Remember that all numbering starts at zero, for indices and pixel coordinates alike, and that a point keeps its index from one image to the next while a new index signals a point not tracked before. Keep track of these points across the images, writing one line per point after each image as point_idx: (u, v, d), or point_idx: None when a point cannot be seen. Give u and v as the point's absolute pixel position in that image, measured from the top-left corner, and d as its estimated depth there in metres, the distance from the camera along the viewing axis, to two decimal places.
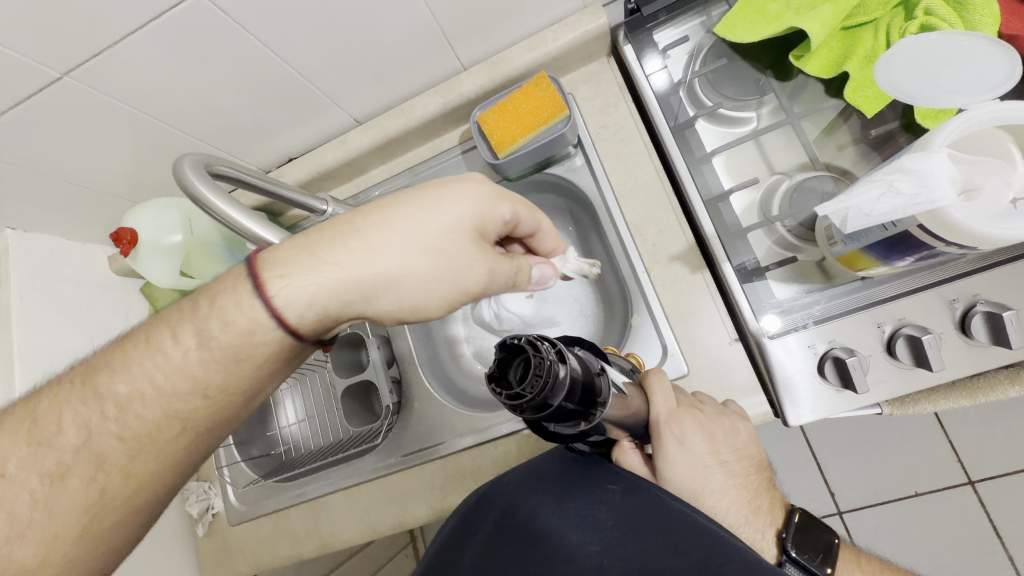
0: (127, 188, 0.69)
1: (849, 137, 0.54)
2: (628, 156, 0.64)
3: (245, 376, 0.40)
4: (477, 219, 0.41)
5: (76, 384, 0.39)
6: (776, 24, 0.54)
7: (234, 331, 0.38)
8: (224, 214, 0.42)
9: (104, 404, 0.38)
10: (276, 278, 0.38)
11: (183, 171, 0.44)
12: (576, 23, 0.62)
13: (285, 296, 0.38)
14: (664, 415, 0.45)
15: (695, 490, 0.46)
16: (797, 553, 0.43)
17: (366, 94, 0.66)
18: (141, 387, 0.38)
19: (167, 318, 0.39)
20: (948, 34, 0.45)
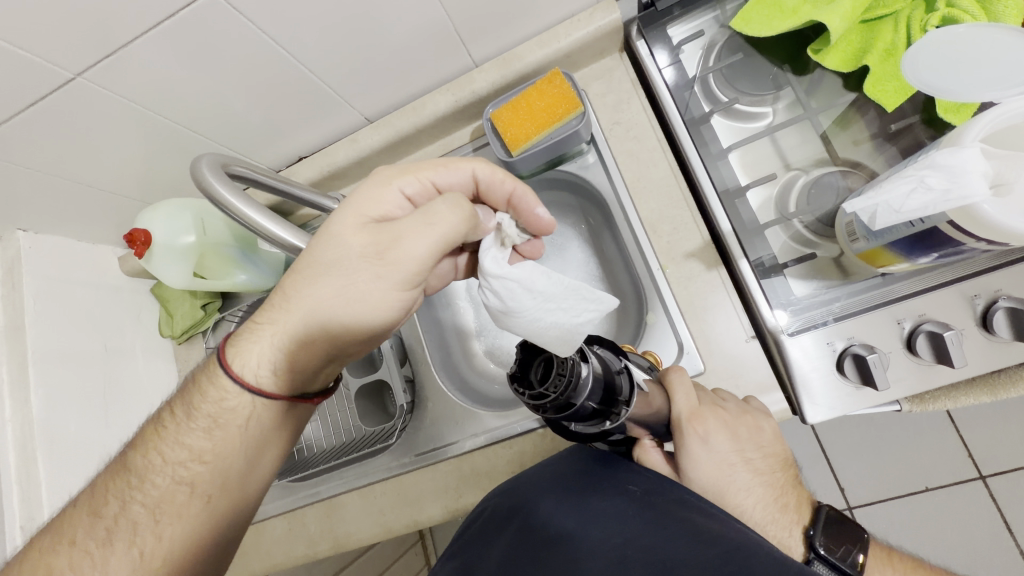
0: (136, 189, 0.69)
1: (865, 132, 0.53)
2: (642, 152, 0.63)
3: (239, 431, 0.45)
4: (373, 211, 0.44)
5: (112, 471, 0.45)
6: (794, 18, 0.53)
7: (213, 398, 0.45)
8: (243, 215, 0.42)
9: (135, 477, 0.44)
10: (238, 355, 0.45)
11: (201, 171, 0.43)
12: (588, 19, 0.61)
13: (245, 363, 0.45)
14: (686, 413, 0.46)
15: (721, 488, 0.45)
16: (825, 551, 0.42)
17: (376, 92, 0.66)
18: (161, 457, 0.44)
19: (173, 404, 0.47)
20: (974, 28, 0.44)
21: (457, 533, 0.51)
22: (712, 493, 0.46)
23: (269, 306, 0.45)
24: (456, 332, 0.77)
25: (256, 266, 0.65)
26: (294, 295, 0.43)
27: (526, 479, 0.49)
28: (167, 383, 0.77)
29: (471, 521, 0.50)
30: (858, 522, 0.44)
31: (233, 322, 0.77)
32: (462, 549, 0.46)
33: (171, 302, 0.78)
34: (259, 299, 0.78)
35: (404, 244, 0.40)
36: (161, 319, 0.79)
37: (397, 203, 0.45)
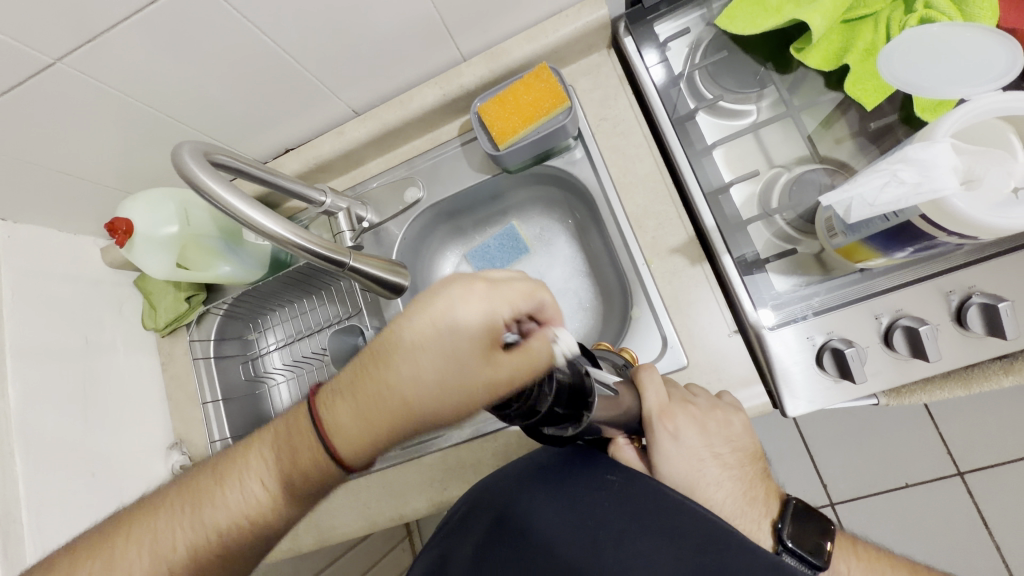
0: (117, 178, 0.68)
1: (847, 130, 0.54)
2: (629, 148, 0.64)
3: (308, 497, 0.41)
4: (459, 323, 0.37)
5: (185, 509, 0.40)
6: (777, 16, 0.53)
7: (281, 460, 0.40)
8: (234, 208, 0.40)
9: (198, 527, 0.40)
10: (340, 446, 0.38)
11: (182, 159, 0.40)
12: (576, 14, 0.61)
13: (342, 434, 0.38)
14: (656, 410, 0.46)
15: (691, 483, 0.46)
16: (793, 544, 0.43)
17: (364, 84, 0.65)
18: (234, 520, 0.40)
19: (265, 457, 0.41)
20: (949, 28, 0.45)
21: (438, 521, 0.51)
22: (682, 484, 0.47)
23: (369, 376, 0.38)
24: None
25: (240, 258, 0.65)
26: (408, 374, 0.37)
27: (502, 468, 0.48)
28: (150, 376, 0.77)
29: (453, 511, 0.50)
30: (826, 516, 0.44)
31: (218, 315, 0.78)
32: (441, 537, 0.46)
33: (153, 295, 0.78)
34: (244, 293, 0.77)
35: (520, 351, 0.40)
36: (143, 312, 0.79)
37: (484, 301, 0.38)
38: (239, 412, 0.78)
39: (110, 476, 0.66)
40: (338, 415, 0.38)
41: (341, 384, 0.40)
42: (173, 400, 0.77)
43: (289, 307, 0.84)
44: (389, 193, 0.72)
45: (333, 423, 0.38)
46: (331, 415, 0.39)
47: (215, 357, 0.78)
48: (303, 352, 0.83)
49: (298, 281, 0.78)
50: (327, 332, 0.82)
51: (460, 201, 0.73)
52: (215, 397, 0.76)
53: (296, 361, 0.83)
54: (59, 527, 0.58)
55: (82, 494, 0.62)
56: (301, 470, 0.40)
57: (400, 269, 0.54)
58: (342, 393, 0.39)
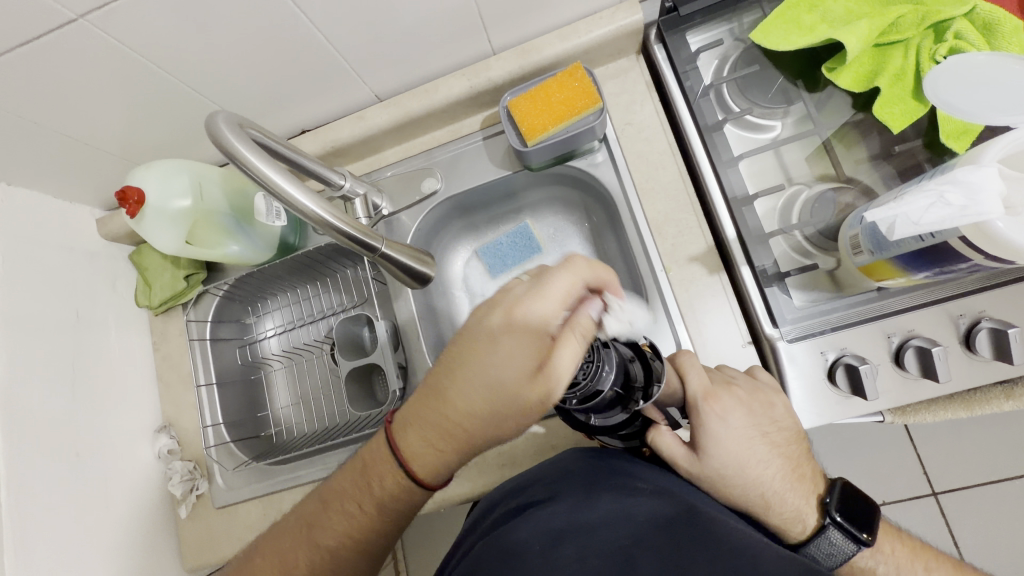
0: (123, 147, 0.65)
1: (867, 153, 0.55)
2: (652, 155, 0.64)
3: (400, 509, 0.46)
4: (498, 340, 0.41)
5: (288, 535, 0.48)
6: (812, 35, 0.54)
7: (366, 474, 0.46)
8: (270, 180, 0.38)
9: (305, 543, 0.46)
10: (416, 461, 0.44)
11: (217, 129, 0.38)
12: (610, 17, 0.61)
13: (421, 461, 0.44)
14: (701, 394, 0.46)
15: (741, 461, 0.45)
16: (842, 518, 0.46)
17: (390, 70, 0.64)
18: (340, 535, 0.46)
19: (349, 477, 0.47)
20: (993, 56, 0.47)
21: (478, 516, 0.52)
22: (732, 466, 0.45)
23: (448, 435, 0.43)
24: (450, 322, 0.76)
25: (251, 239, 0.63)
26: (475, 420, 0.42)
27: (538, 477, 0.50)
28: (141, 355, 0.74)
29: (492, 507, 0.50)
30: (875, 504, 0.47)
31: (217, 296, 0.75)
32: (484, 529, 0.47)
33: (149, 271, 0.75)
34: (247, 275, 0.75)
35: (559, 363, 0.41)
36: (137, 288, 0.76)
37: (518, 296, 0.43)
38: (233, 398, 0.76)
39: (97, 457, 0.63)
40: (420, 453, 0.44)
41: (413, 420, 0.45)
42: (165, 381, 0.75)
43: (291, 292, 0.82)
44: (405, 183, 0.71)
45: (423, 443, 0.44)
46: (421, 438, 0.44)
47: (211, 339, 0.75)
48: (302, 339, 0.81)
49: (304, 266, 0.76)
50: (329, 320, 0.80)
51: (476, 195, 0.72)
52: (210, 380, 0.73)
53: (294, 348, 0.81)
54: (42, 509, 0.55)
55: (67, 475, 0.59)
56: (384, 481, 0.46)
57: (423, 258, 0.53)
58: (408, 427, 0.45)
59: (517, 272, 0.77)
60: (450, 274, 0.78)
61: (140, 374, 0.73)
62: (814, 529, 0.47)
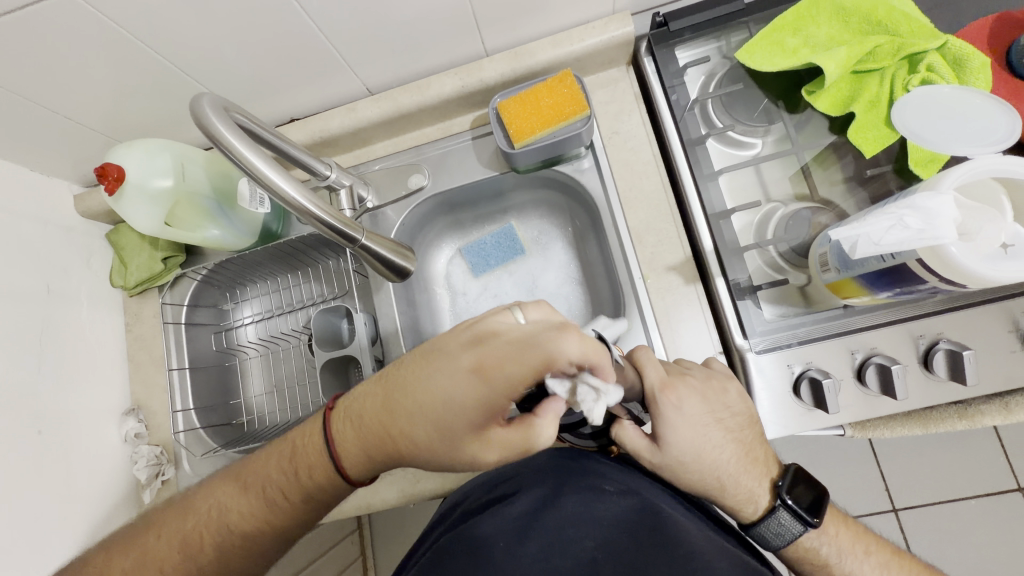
0: (106, 124, 0.64)
1: (842, 175, 0.57)
2: (637, 164, 0.65)
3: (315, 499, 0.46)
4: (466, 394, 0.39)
5: (194, 508, 0.47)
6: (794, 58, 0.56)
7: (292, 459, 0.46)
8: (254, 166, 0.39)
9: (211, 517, 0.46)
10: (343, 451, 0.44)
11: (203, 112, 0.38)
12: (603, 27, 0.63)
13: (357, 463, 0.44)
14: (659, 384, 0.45)
15: (699, 448, 0.45)
16: (792, 500, 0.47)
17: (383, 64, 0.64)
18: (248, 514, 0.45)
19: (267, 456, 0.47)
20: (959, 91, 0.49)
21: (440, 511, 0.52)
22: (691, 455, 0.45)
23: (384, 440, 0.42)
24: (430, 318, 0.76)
25: (231, 222, 0.62)
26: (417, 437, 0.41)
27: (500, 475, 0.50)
28: (113, 335, 0.73)
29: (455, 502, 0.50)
30: (823, 487, 0.48)
31: (195, 280, 0.75)
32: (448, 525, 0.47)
33: (126, 250, 0.74)
34: (227, 261, 0.74)
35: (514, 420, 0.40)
36: (112, 267, 0.75)
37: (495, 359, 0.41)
38: (205, 384, 0.75)
39: (60, 437, 0.62)
40: (348, 445, 0.44)
41: (352, 411, 0.44)
42: (136, 363, 0.74)
43: (271, 280, 0.82)
44: (392, 178, 0.71)
45: (354, 438, 0.43)
46: (353, 434, 0.43)
47: (185, 323, 0.74)
48: (279, 328, 0.80)
49: (286, 255, 0.76)
50: (308, 311, 0.80)
51: (463, 194, 0.72)
52: (182, 365, 0.72)
53: (271, 336, 0.80)
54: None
55: (28, 454, 0.58)
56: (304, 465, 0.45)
57: (405, 253, 0.53)
58: (349, 420, 0.44)
59: (500, 272, 0.77)
60: (433, 270, 0.79)
61: (110, 355, 0.72)
62: (765, 510, 0.48)
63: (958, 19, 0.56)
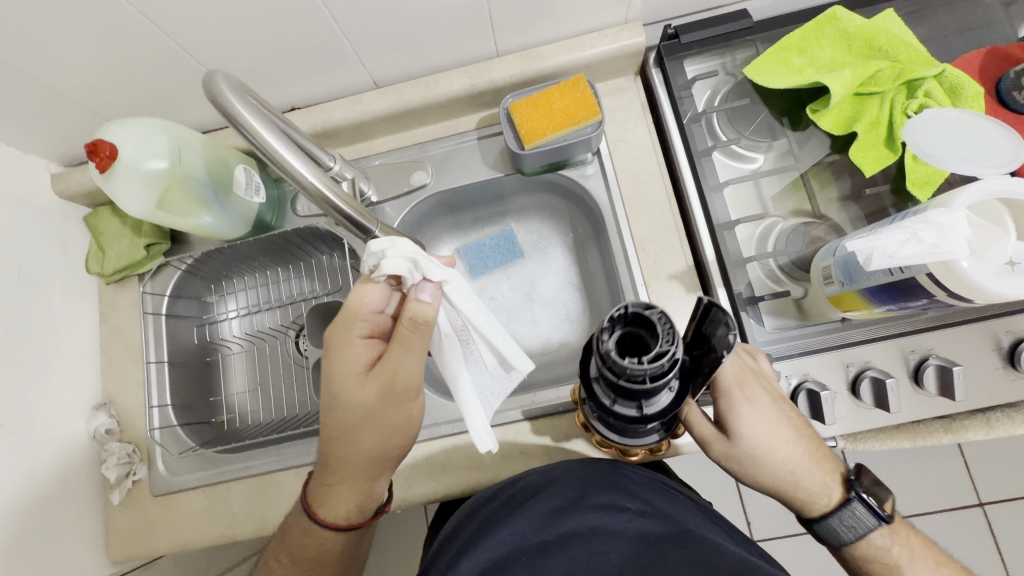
0: (94, 101, 0.61)
1: (838, 194, 0.59)
2: (641, 173, 0.66)
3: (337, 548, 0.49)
4: (354, 395, 0.43)
5: None
6: (800, 77, 0.58)
7: (300, 542, 0.48)
8: (269, 146, 0.37)
9: None
10: (327, 514, 0.47)
11: (219, 91, 0.36)
12: (615, 36, 0.63)
13: (341, 508, 0.47)
14: (735, 379, 0.47)
15: (771, 445, 0.46)
16: (865, 492, 0.47)
17: (391, 57, 0.63)
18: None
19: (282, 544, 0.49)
20: (968, 114, 0.51)
21: (460, 517, 0.51)
22: (762, 449, 0.46)
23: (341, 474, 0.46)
24: None
25: (224, 211, 0.59)
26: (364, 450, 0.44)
27: (516, 485, 0.49)
28: (86, 324, 0.69)
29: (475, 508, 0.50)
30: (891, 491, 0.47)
31: (179, 269, 0.71)
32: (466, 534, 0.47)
33: (105, 236, 0.71)
34: (214, 251, 0.71)
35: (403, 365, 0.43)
36: (89, 252, 0.71)
37: (367, 347, 0.45)
38: (185, 379, 0.71)
39: (24, 431, 0.58)
40: (335, 499, 0.46)
41: (320, 482, 0.47)
42: (109, 355, 0.70)
43: (259, 274, 0.79)
44: (393, 174, 0.70)
45: (332, 493, 0.46)
46: (331, 493, 0.46)
47: (166, 315, 0.70)
48: (266, 324, 0.77)
49: (277, 248, 0.74)
50: (298, 306, 0.77)
51: (465, 193, 0.71)
52: (161, 358, 0.69)
53: (258, 331, 0.77)
54: None
55: None
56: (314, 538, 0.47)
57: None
58: (320, 497, 0.47)
59: (498, 276, 0.76)
60: None
61: (82, 345, 0.67)
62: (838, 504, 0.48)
63: (950, 50, 0.59)
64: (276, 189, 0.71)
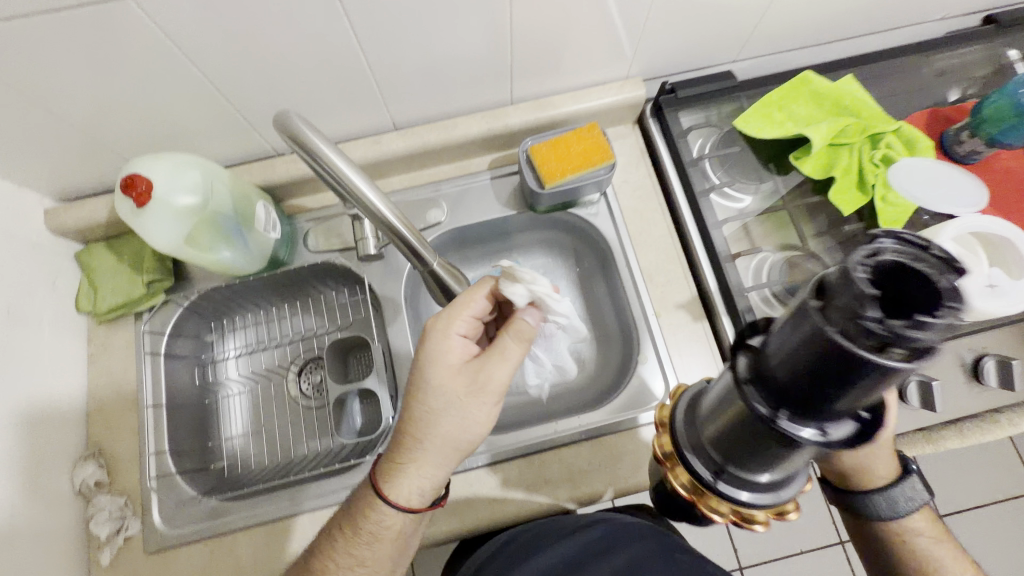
0: (106, 136, 0.60)
1: (817, 231, 0.66)
2: (644, 211, 0.71)
3: (393, 540, 0.48)
4: (445, 378, 0.47)
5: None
6: (784, 129, 0.66)
7: (364, 523, 0.47)
8: (346, 177, 0.39)
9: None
10: (402, 495, 0.47)
11: (296, 128, 0.38)
12: (619, 89, 0.70)
13: (409, 489, 0.47)
14: None
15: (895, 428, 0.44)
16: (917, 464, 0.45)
17: (414, 100, 0.67)
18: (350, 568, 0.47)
19: (341, 525, 0.48)
20: (938, 163, 0.62)
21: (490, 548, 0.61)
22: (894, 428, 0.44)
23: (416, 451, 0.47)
24: None
25: (246, 246, 0.59)
26: (444, 427, 0.47)
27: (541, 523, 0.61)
28: (73, 365, 0.64)
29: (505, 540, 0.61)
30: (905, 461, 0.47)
31: (180, 307, 0.69)
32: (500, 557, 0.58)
33: (97, 272, 0.67)
34: (219, 289, 0.69)
35: (496, 365, 0.48)
36: (77, 290, 0.67)
37: (464, 344, 0.49)
38: (183, 424, 0.67)
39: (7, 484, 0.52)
40: (410, 476, 0.47)
41: (392, 456, 0.48)
42: (98, 398, 0.65)
43: (261, 311, 0.76)
44: (409, 212, 0.72)
45: (403, 470, 0.47)
46: (403, 468, 0.47)
47: (165, 354, 0.67)
48: (267, 363, 0.75)
49: (286, 284, 0.72)
50: (300, 345, 0.75)
51: (479, 229, 0.74)
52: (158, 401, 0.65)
53: (256, 372, 0.74)
54: None
55: None
56: (375, 518, 0.47)
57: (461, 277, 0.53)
58: (393, 474, 0.47)
59: None
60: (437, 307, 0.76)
61: (68, 388, 0.63)
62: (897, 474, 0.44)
63: (899, 111, 0.70)
64: (288, 226, 0.71)
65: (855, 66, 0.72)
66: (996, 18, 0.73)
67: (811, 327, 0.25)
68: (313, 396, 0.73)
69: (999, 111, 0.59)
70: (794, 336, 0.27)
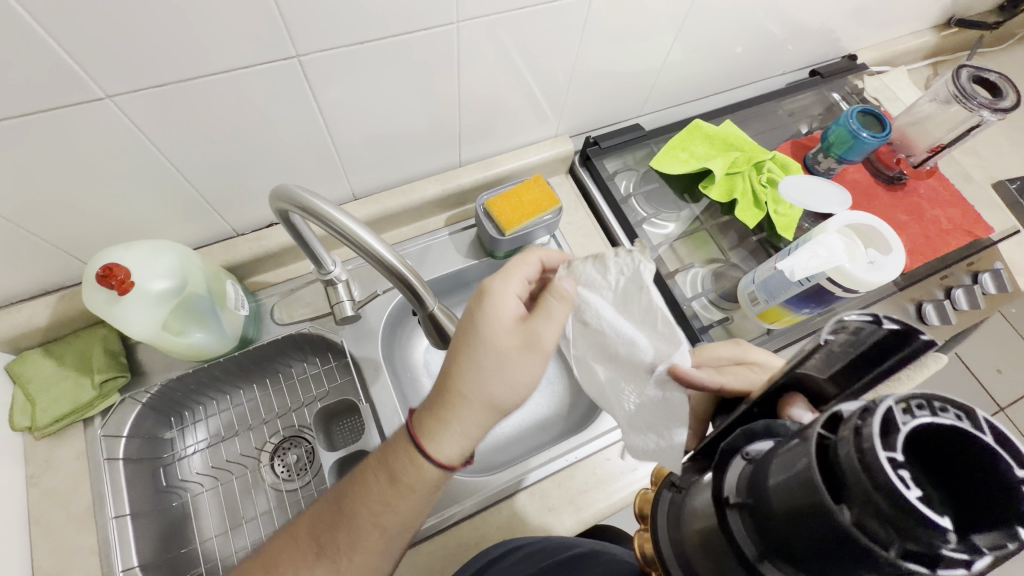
0: (47, 236, 0.56)
1: (731, 245, 0.79)
2: (591, 246, 0.80)
3: (421, 497, 0.48)
4: (495, 332, 0.47)
5: (315, 533, 0.48)
6: (690, 165, 0.80)
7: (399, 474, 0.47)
8: (354, 232, 0.43)
9: (346, 532, 0.47)
10: (443, 446, 0.46)
11: (301, 196, 0.43)
12: (551, 146, 0.81)
13: (452, 447, 0.47)
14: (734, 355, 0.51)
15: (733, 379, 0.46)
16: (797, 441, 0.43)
17: (373, 171, 0.72)
18: (377, 520, 0.47)
19: (374, 472, 0.48)
20: (819, 182, 0.78)
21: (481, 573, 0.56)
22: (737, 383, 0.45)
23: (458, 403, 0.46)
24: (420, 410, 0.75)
25: (219, 326, 0.58)
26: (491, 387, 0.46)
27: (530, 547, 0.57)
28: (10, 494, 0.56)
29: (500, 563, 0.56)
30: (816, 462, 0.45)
31: (139, 404, 0.63)
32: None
33: (32, 382, 0.61)
34: (181, 378, 0.66)
35: (543, 325, 0.47)
36: (10, 405, 0.60)
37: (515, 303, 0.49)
38: (150, 534, 0.61)
39: None
40: (452, 421, 0.46)
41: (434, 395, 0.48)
42: (43, 527, 0.57)
43: (227, 397, 0.73)
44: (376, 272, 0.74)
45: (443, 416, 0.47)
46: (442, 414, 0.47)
47: (124, 458, 0.62)
48: (238, 450, 0.71)
49: (254, 363, 0.70)
50: (273, 424, 0.73)
51: (444, 282, 0.79)
52: (123, 512, 0.59)
53: (226, 461, 0.70)
54: None
55: None
56: (412, 466, 0.47)
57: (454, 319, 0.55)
58: (432, 420, 0.47)
59: None
60: (412, 360, 0.78)
61: (7, 521, 0.54)
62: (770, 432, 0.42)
63: (769, 145, 0.87)
64: (253, 303, 0.70)
65: (730, 113, 0.90)
66: (818, 71, 0.95)
67: (822, 509, 0.21)
68: (293, 476, 0.70)
69: (840, 137, 0.77)
70: (788, 475, 0.23)
